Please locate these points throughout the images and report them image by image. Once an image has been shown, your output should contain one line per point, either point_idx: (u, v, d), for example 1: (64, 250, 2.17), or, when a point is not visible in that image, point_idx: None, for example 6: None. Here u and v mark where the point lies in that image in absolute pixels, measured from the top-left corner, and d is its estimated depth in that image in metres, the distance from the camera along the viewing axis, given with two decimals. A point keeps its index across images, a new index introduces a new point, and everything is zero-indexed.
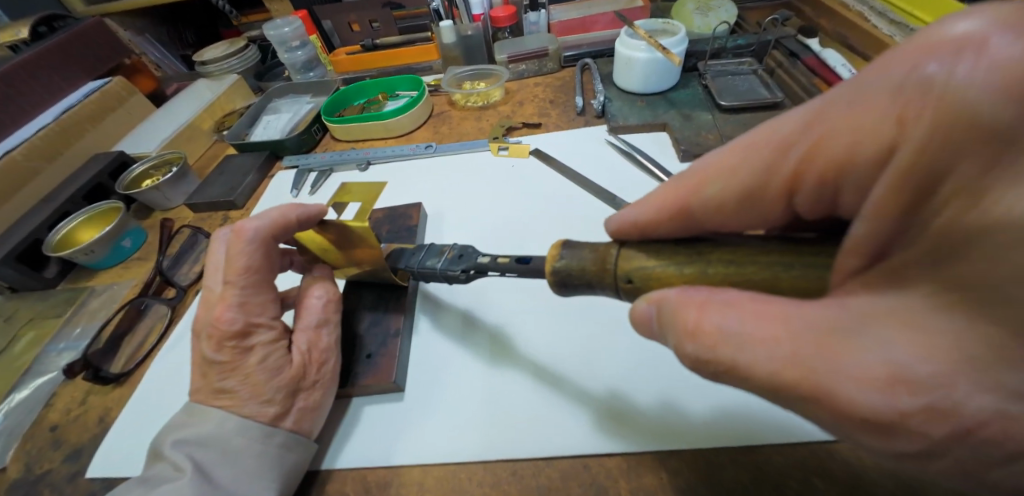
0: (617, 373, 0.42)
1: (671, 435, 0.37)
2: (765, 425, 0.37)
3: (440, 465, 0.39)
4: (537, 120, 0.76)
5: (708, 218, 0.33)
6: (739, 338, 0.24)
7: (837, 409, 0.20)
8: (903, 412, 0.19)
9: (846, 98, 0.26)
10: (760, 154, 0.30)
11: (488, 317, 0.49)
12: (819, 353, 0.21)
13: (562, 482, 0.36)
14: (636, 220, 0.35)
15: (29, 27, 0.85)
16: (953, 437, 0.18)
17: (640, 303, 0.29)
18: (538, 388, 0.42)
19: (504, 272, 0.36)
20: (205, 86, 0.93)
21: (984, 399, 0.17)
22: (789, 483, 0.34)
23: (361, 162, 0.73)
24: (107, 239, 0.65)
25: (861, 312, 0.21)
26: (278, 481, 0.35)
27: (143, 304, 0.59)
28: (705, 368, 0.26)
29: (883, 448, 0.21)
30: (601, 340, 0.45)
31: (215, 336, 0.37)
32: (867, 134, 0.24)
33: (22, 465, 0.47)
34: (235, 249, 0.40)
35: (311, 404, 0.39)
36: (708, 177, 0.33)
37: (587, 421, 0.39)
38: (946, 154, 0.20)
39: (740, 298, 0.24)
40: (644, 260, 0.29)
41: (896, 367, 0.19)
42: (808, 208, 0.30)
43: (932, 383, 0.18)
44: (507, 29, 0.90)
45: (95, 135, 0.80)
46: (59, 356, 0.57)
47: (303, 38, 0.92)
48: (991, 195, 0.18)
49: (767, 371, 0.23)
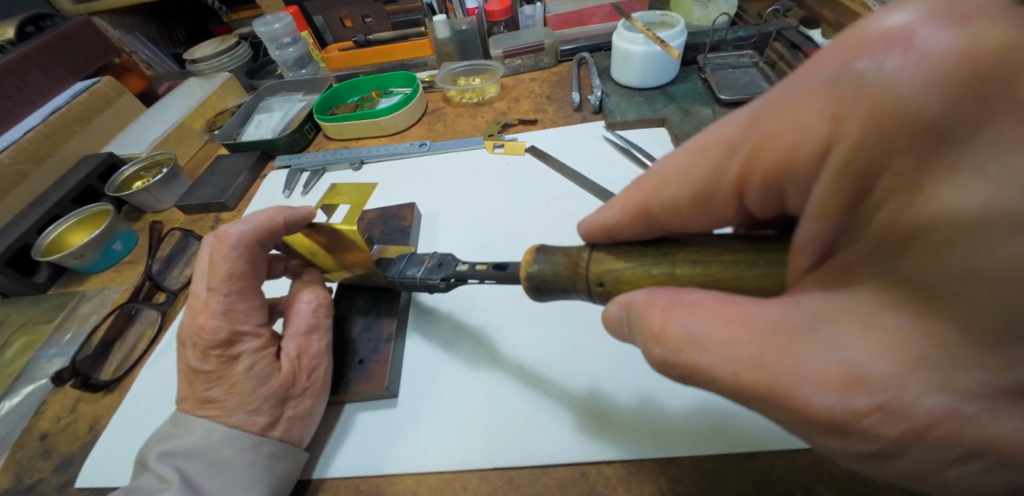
0: (600, 374, 0.42)
1: (658, 435, 0.37)
2: (754, 423, 0.36)
3: (435, 474, 0.38)
4: (533, 116, 0.75)
5: (667, 220, 0.31)
6: (700, 340, 0.23)
7: (795, 410, 0.20)
8: (856, 412, 0.18)
9: (783, 97, 0.25)
10: (710, 153, 0.29)
11: (471, 321, 0.48)
12: (776, 355, 0.20)
13: (559, 490, 0.35)
14: (604, 222, 0.33)
15: (15, 26, 0.83)
16: (906, 435, 0.18)
17: (611, 306, 0.27)
18: (523, 391, 0.41)
19: (482, 280, 0.36)
20: (196, 86, 0.91)
21: (936, 397, 0.17)
22: (792, 489, 0.33)
23: (354, 162, 0.72)
24: (97, 243, 0.64)
25: (817, 311, 0.20)
26: (268, 492, 0.34)
27: (134, 309, 0.58)
28: (671, 372, 0.25)
29: (843, 449, 0.21)
30: (579, 345, 0.44)
31: (200, 344, 0.36)
32: (807, 131, 0.23)
33: (11, 475, 0.46)
34: (218, 255, 0.39)
35: (302, 412, 0.38)
36: (664, 178, 0.31)
37: (574, 426, 0.38)
38: (882, 151, 0.19)
39: (701, 299, 0.24)
40: (614, 261, 0.28)
41: (852, 367, 0.18)
42: (759, 207, 0.29)
43: (884, 383, 0.17)
44: (502, 24, 0.87)
45: (84, 137, 0.79)
46: (49, 363, 0.56)
47: (294, 34, 0.90)
48: (927, 189, 0.18)
49: (729, 373, 0.22)
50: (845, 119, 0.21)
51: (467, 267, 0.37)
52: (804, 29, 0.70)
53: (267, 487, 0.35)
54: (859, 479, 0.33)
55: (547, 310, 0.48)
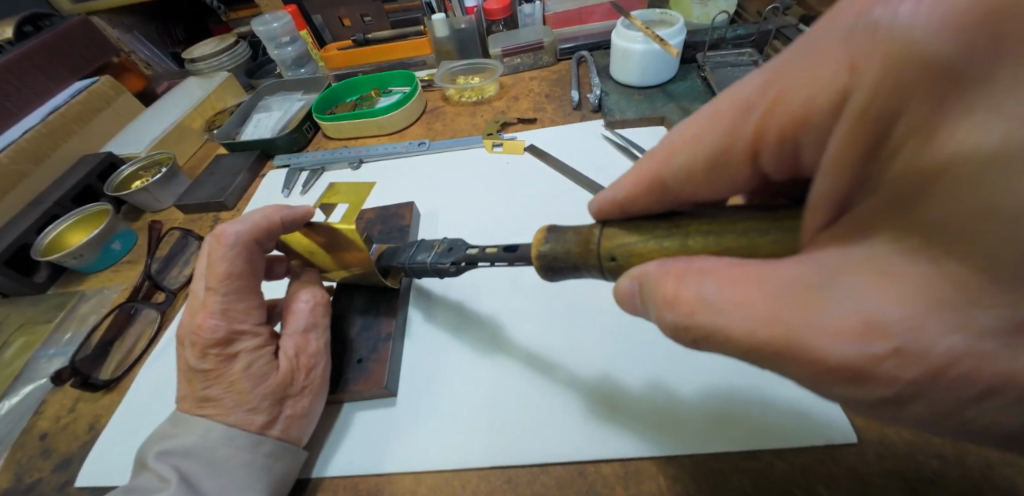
0: (607, 358, 0.43)
1: (664, 420, 0.38)
2: (757, 417, 0.36)
3: (434, 473, 0.38)
4: (532, 115, 0.75)
5: (679, 188, 0.32)
6: (715, 304, 0.23)
7: (812, 362, 0.20)
8: (872, 357, 0.18)
9: (796, 55, 0.25)
10: (722, 118, 0.29)
11: (480, 307, 0.49)
12: (792, 310, 0.20)
13: (557, 489, 0.35)
14: (614, 198, 0.33)
15: (13, 26, 0.83)
16: (924, 378, 0.18)
17: (623, 280, 0.28)
18: (529, 376, 0.42)
19: (493, 262, 0.36)
20: (195, 85, 0.91)
21: (956, 337, 0.17)
22: (792, 489, 0.33)
23: (353, 161, 0.72)
24: (96, 242, 0.64)
25: (834, 267, 0.20)
26: (266, 491, 0.34)
27: (133, 309, 0.58)
28: (684, 335, 0.25)
29: (855, 398, 0.21)
30: (583, 342, 0.44)
31: (198, 343, 0.36)
32: (818, 87, 0.23)
33: (11, 475, 0.46)
34: (216, 254, 0.39)
35: (301, 410, 0.38)
36: (676, 146, 0.31)
37: (582, 417, 0.39)
38: (897, 96, 0.19)
39: (714, 266, 0.24)
40: (628, 236, 0.28)
41: (869, 314, 0.18)
42: (773, 169, 0.29)
43: (902, 329, 0.18)
44: (501, 23, 0.88)
45: (83, 137, 0.79)
46: (49, 363, 0.56)
47: (293, 33, 0.90)
48: (944, 131, 0.17)
49: (745, 332, 0.22)
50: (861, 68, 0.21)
51: (478, 250, 0.37)
52: (804, 27, 0.70)
53: (266, 486, 0.35)
54: (858, 478, 0.33)
55: (553, 304, 0.48)
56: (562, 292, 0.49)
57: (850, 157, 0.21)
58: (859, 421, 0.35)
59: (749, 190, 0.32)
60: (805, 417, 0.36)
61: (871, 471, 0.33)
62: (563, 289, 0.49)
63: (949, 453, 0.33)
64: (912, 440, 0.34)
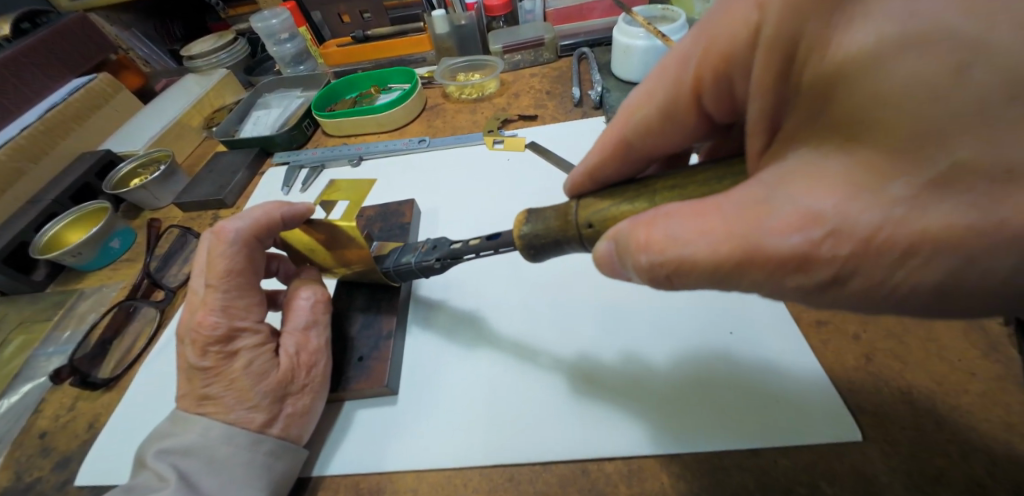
0: (591, 341, 0.44)
1: (636, 387, 0.40)
2: (754, 407, 0.37)
3: (435, 471, 0.37)
4: (533, 112, 0.74)
5: (639, 144, 0.35)
6: (679, 237, 0.23)
7: (763, 264, 0.21)
8: (811, 243, 0.19)
9: (720, 5, 0.27)
10: (668, 70, 0.32)
11: (464, 305, 0.49)
12: (744, 221, 0.21)
13: (560, 487, 0.35)
14: (585, 168, 0.37)
15: (11, 23, 0.83)
16: (860, 251, 0.19)
17: (601, 243, 0.28)
18: (515, 368, 0.43)
19: (478, 253, 0.37)
20: (193, 82, 0.90)
21: (872, 211, 0.18)
22: (795, 487, 0.33)
23: (353, 158, 0.72)
24: (95, 241, 0.63)
25: (775, 176, 0.21)
26: (267, 490, 0.34)
27: (132, 307, 0.58)
28: (658, 272, 0.25)
29: (801, 287, 0.21)
30: (576, 325, 0.45)
31: (198, 341, 0.36)
32: (738, 26, 0.25)
33: (11, 474, 0.46)
34: (215, 251, 0.39)
35: (301, 409, 0.38)
36: (632, 108, 0.34)
37: (569, 402, 0.39)
38: (793, 22, 0.21)
39: (678, 207, 0.24)
40: (600, 202, 0.29)
41: (809, 210, 0.19)
42: (717, 109, 0.31)
43: (833, 214, 0.19)
44: (501, 19, 0.88)
45: (81, 134, 0.79)
46: (48, 361, 0.56)
47: (291, 30, 0.90)
48: (833, 40, 0.19)
49: (707, 256, 0.22)
50: (767, 5, 0.23)
51: (462, 244, 0.38)
52: None
53: (265, 484, 0.34)
54: (863, 477, 0.32)
55: (549, 300, 0.48)
56: (555, 286, 0.49)
57: (772, 78, 0.24)
58: (862, 417, 0.35)
59: (703, 134, 0.34)
60: (804, 410, 0.36)
61: (877, 470, 0.33)
62: (560, 287, 0.49)
63: (954, 452, 0.32)
64: (916, 436, 0.34)
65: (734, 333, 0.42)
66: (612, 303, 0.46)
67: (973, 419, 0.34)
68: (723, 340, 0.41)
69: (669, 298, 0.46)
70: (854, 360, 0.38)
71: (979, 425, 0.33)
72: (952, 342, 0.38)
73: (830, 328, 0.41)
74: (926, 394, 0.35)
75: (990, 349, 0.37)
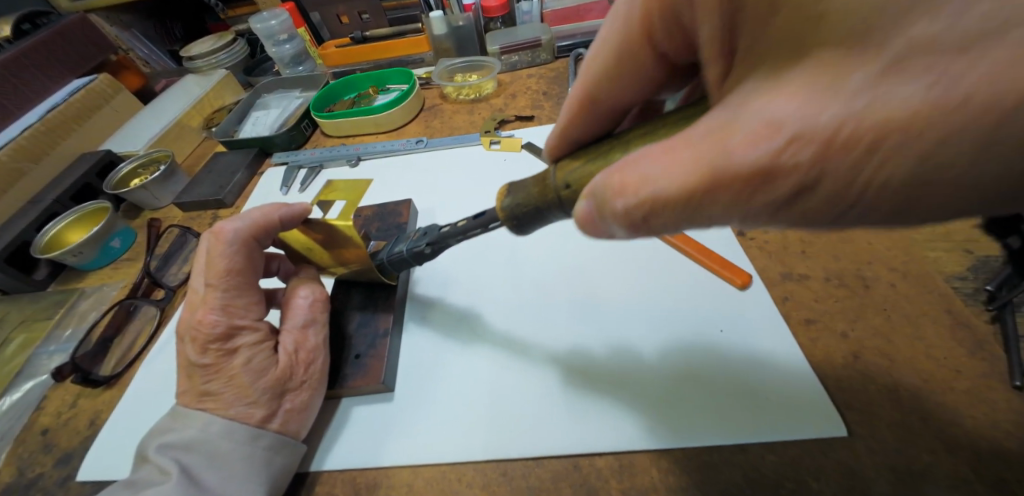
0: (580, 335, 0.45)
1: (623, 378, 0.41)
2: (741, 400, 0.38)
3: (431, 466, 0.38)
4: (530, 112, 0.75)
5: (602, 96, 0.35)
6: (650, 176, 0.23)
7: (732, 186, 0.21)
8: (773, 156, 0.19)
9: None
10: (618, 14, 0.31)
11: (456, 301, 0.50)
12: (710, 143, 0.21)
13: (552, 483, 0.36)
14: (558, 130, 0.38)
15: (12, 24, 0.84)
16: (822, 157, 0.18)
17: (579, 204, 0.29)
18: (503, 364, 0.44)
19: (466, 232, 0.38)
20: (193, 82, 0.91)
21: (833, 108, 0.17)
22: (782, 483, 0.33)
23: (351, 158, 0.73)
24: (95, 241, 0.64)
25: (737, 101, 0.21)
26: (266, 483, 0.35)
27: (132, 306, 0.58)
28: (635, 216, 0.25)
29: (769, 207, 0.21)
30: (563, 323, 0.46)
31: (199, 338, 0.37)
32: None
33: (14, 470, 0.47)
34: (215, 251, 0.39)
35: (300, 405, 0.39)
36: (591, 62, 0.35)
37: (556, 394, 0.40)
38: None
39: (650, 149, 0.24)
40: (574, 164, 0.30)
41: (770, 119, 0.19)
42: (668, 48, 0.30)
43: (794, 119, 0.18)
44: (499, 19, 0.88)
45: (82, 134, 0.80)
46: (49, 359, 0.56)
47: (291, 31, 0.91)
48: None
49: (677, 190, 0.22)
50: None
51: (451, 226, 0.39)
52: None
53: (262, 473, 0.35)
54: (847, 472, 0.33)
55: (545, 300, 0.48)
56: (550, 284, 0.50)
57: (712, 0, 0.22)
58: (847, 413, 0.36)
59: (663, 75, 0.34)
60: (790, 404, 0.37)
61: (863, 465, 0.33)
62: (558, 288, 0.49)
63: (938, 448, 0.33)
64: (902, 432, 0.34)
65: (725, 331, 0.42)
66: (604, 302, 0.47)
67: (957, 415, 0.34)
68: (714, 339, 0.42)
69: (661, 296, 0.46)
70: (841, 357, 0.39)
71: (962, 421, 0.34)
72: (938, 338, 0.39)
73: (818, 326, 0.42)
74: (911, 391, 0.36)
75: (974, 347, 0.38)
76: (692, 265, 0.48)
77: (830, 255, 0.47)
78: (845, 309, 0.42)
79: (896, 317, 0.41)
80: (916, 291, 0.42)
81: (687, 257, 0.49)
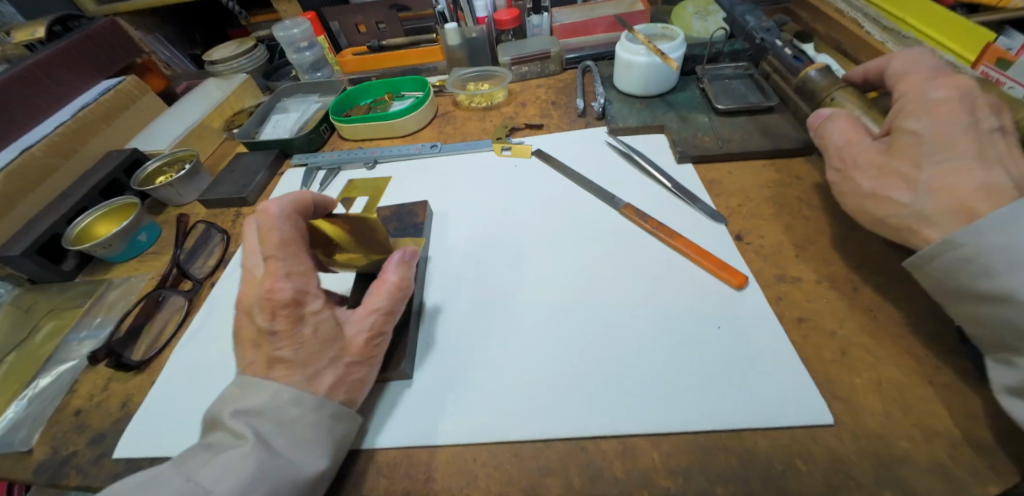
0: (587, 326, 0.48)
1: (627, 369, 0.43)
2: (734, 391, 0.41)
3: (448, 447, 0.41)
4: (539, 121, 0.79)
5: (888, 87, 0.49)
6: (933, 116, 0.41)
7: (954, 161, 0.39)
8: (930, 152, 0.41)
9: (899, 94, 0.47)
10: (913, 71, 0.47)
11: (467, 295, 0.54)
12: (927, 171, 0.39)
13: (560, 463, 0.39)
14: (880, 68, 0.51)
15: (45, 26, 0.87)
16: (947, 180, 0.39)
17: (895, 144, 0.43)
18: (514, 354, 0.47)
19: None
20: (214, 87, 0.95)
21: None
22: (775, 465, 0.36)
23: (369, 161, 0.76)
24: (124, 234, 0.67)
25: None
26: (331, 446, 0.37)
27: (161, 296, 0.61)
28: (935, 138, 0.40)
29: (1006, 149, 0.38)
30: (570, 316, 0.49)
31: (270, 305, 0.38)
32: None
33: (48, 448, 0.49)
34: (266, 225, 0.42)
35: (361, 375, 0.41)
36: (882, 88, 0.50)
37: (566, 382, 0.43)
38: None
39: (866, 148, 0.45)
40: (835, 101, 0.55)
41: None
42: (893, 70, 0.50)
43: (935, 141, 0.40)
44: (509, 32, 0.92)
45: (109, 133, 0.83)
46: (81, 345, 0.59)
47: (311, 38, 0.94)
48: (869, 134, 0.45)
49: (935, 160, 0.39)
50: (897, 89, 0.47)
51: None
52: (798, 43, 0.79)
53: (325, 438, 0.37)
54: (836, 456, 0.36)
55: (555, 296, 0.52)
56: (558, 282, 0.53)
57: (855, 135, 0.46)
58: (836, 404, 0.39)
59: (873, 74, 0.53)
60: (782, 399, 0.39)
61: (848, 450, 0.36)
62: (565, 284, 0.53)
63: (917, 436, 0.36)
64: (885, 422, 0.37)
65: (722, 328, 0.45)
66: (610, 299, 0.50)
67: (935, 406, 0.37)
68: (712, 334, 0.45)
69: (662, 296, 0.49)
70: (830, 353, 0.42)
71: (942, 415, 0.37)
72: (919, 336, 0.42)
73: (810, 324, 0.45)
74: (895, 383, 0.39)
75: (953, 346, 0.40)
76: (693, 268, 0.52)
77: (822, 259, 0.50)
78: (834, 308, 0.45)
79: (882, 318, 0.44)
80: (900, 292, 0.45)
81: (687, 259, 0.53)
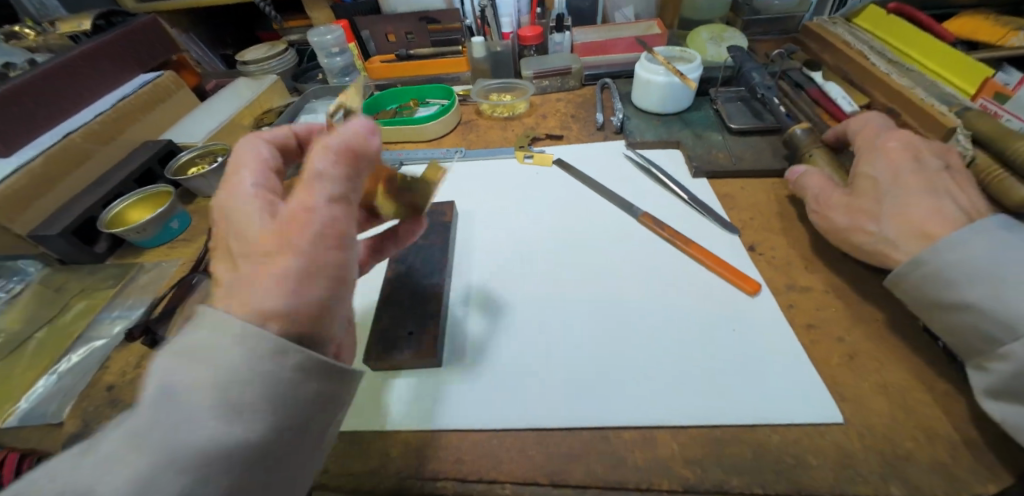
0: (607, 325, 0.50)
1: (646, 366, 0.46)
2: (748, 390, 0.43)
3: (474, 432, 0.43)
4: (559, 132, 0.83)
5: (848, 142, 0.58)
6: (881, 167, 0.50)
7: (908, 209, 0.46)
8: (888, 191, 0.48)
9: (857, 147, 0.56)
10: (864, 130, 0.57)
11: (491, 292, 0.56)
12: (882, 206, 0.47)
13: (583, 450, 0.41)
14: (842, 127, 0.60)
15: (90, 20, 0.91)
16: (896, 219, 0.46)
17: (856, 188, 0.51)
18: (538, 348, 0.49)
19: None
20: (246, 86, 0.99)
21: None
22: (786, 459, 0.38)
23: (395, 162, 0.80)
24: (158, 221, 0.70)
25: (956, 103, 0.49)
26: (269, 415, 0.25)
27: (194, 281, 0.64)
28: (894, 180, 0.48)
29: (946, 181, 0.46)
30: (591, 315, 0.51)
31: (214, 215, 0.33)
32: None
33: (81, 421, 0.51)
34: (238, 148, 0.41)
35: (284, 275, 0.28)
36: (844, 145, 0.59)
37: (588, 376, 0.46)
38: None
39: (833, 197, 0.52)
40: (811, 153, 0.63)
41: None
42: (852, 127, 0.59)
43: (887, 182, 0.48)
44: (532, 48, 0.97)
45: (144, 124, 0.86)
46: (112, 324, 0.61)
47: (342, 45, 0.99)
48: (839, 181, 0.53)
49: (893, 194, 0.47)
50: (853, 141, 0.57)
51: None
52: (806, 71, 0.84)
53: (284, 401, 0.26)
54: (844, 452, 0.38)
55: (576, 295, 0.54)
56: (579, 282, 0.55)
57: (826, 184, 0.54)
58: (844, 405, 0.41)
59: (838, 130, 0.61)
60: (793, 398, 0.42)
61: (856, 447, 0.38)
62: (585, 285, 0.55)
63: (921, 437, 0.38)
64: (891, 423, 0.39)
65: (736, 331, 0.48)
66: (629, 300, 0.53)
67: (938, 411, 0.40)
68: (727, 336, 0.48)
69: (679, 300, 0.52)
70: (838, 358, 0.45)
71: (944, 419, 0.39)
72: (922, 346, 0.44)
73: (819, 331, 0.47)
74: (900, 388, 0.42)
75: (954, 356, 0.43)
76: (708, 275, 0.54)
77: (830, 272, 0.53)
78: (841, 317, 0.48)
79: (887, 328, 0.46)
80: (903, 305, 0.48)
81: (702, 266, 0.55)
